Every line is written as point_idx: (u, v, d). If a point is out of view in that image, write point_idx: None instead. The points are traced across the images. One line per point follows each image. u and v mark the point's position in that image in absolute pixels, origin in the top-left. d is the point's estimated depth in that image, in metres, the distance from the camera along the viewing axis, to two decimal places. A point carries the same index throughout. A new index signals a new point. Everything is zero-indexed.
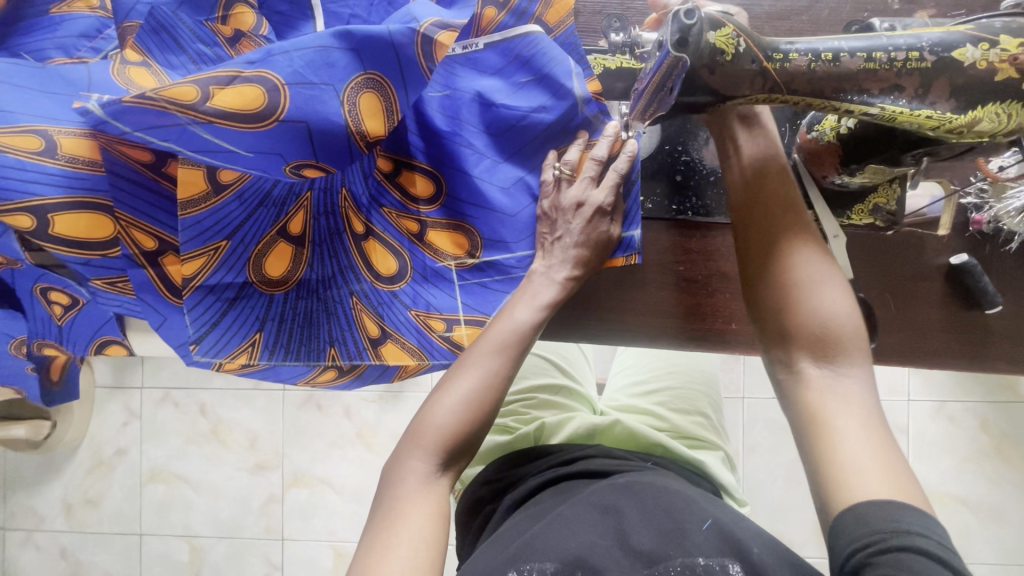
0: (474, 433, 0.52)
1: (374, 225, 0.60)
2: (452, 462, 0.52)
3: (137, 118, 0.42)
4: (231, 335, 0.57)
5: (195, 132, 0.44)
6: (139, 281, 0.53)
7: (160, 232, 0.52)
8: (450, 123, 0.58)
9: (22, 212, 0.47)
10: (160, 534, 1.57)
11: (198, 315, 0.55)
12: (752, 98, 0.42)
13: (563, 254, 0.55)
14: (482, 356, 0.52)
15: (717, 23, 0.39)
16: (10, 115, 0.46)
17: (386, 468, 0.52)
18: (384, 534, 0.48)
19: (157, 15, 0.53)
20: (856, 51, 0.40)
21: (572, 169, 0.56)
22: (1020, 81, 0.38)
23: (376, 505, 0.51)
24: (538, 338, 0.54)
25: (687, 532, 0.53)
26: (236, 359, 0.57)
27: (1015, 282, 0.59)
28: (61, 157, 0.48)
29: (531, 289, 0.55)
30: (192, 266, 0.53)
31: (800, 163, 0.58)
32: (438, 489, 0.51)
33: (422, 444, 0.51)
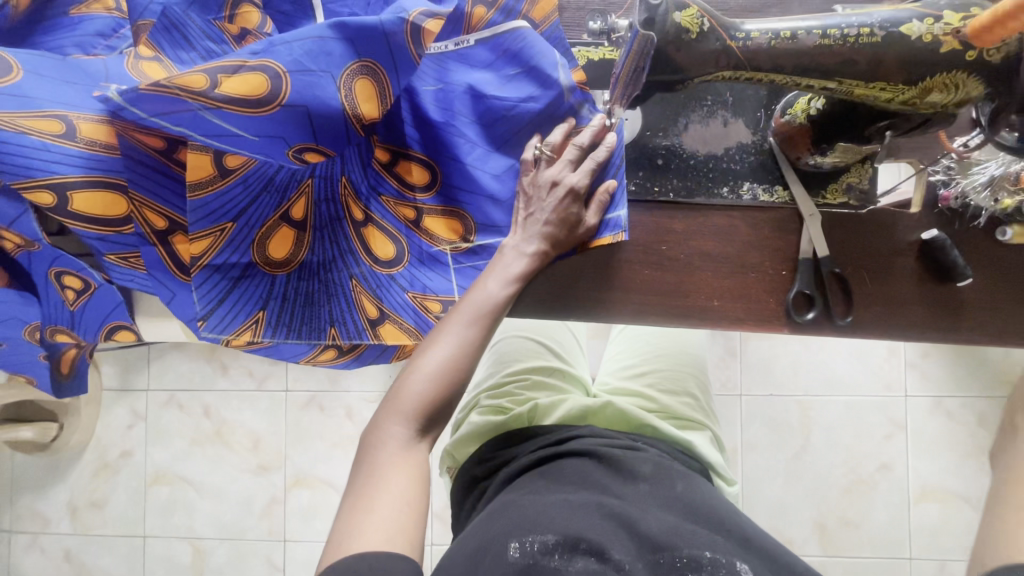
0: (449, 399, 0.55)
1: (373, 212, 0.63)
2: (429, 428, 0.55)
3: (153, 104, 0.45)
4: (235, 313, 0.59)
5: (205, 117, 0.47)
6: (150, 258, 0.56)
7: (170, 213, 0.55)
8: (443, 114, 0.61)
9: (43, 189, 0.50)
10: (163, 536, 1.58)
11: (205, 292, 0.58)
12: (719, 74, 0.46)
13: (534, 230, 0.59)
14: (456, 326, 0.56)
15: (682, 5, 0.43)
16: (35, 102, 0.50)
17: (364, 435, 0.55)
18: (367, 496, 0.51)
19: (169, 15, 0.57)
20: (813, 29, 0.43)
21: (552, 150, 0.60)
22: (963, 52, 0.41)
23: (356, 470, 0.54)
24: (509, 309, 0.58)
25: (697, 530, 0.55)
26: (241, 336, 0.60)
27: (985, 258, 0.61)
28: (82, 140, 0.51)
29: (503, 263, 0.59)
30: (200, 245, 0.56)
31: (776, 145, 0.62)
32: (417, 454, 0.54)
33: (400, 412, 0.54)
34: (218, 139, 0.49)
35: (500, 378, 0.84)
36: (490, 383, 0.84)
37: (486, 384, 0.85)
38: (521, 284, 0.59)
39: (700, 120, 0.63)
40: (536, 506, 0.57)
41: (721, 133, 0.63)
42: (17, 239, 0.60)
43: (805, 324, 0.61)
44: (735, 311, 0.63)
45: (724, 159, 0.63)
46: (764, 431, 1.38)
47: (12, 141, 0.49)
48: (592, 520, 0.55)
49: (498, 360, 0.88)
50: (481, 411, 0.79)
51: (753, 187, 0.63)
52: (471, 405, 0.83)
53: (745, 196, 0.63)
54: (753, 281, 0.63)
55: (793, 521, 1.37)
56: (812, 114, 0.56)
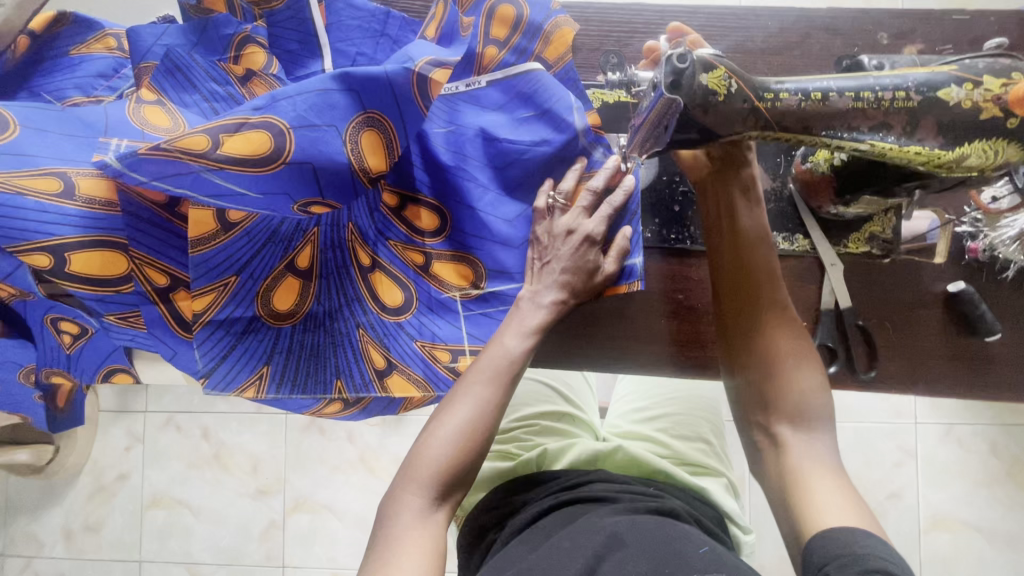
0: (469, 464, 0.54)
1: (381, 257, 0.61)
2: (447, 494, 0.54)
3: (154, 168, 0.44)
4: (239, 368, 0.57)
5: (207, 178, 0.45)
6: (151, 317, 0.54)
7: (172, 269, 0.53)
8: (454, 157, 0.59)
9: (40, 251, 0.48)
10: (160, 560, 1.55)
11: (207, 349, 0.55)
12: (745, 133, 0.44)
13: (550, 278, 0.57)
14: (472, 385, 0.54)
15: (709, 65, 0.41)
16: (30, 159, 0.48)
17: (382, 503, 0.54)
18: (381, 571, 0.50)
19: (172, 56, 0.55)
20: (844, 91, 0.41)
21: (565, 198, 0.58)
22: (1004, 120, 0.39)
23: (374, 542, 0.52)
24: (529, 363, 0.56)
25: (686, 554, 0.53)
26: (244, 393, 0.58)
27: (1013, 310, 0.59)
28: (79, 198, 0.49)
29: (519, 315, 0.56)
30: (203, 301, 0.54)
31: (795, 193, 0.60)
32: (434, 524, 0.53)
33: (417, 479, 0.53)
34: (220, 198, 0.47)
35: (508, 422, 0.82)
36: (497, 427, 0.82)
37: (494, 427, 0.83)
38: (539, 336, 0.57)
39: None
40: (547, 560, 0.54)
41: None
42: (10, 289, 0.56)
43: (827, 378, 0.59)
44: None
45: None
46: None
47: (6, 202, 0.46)
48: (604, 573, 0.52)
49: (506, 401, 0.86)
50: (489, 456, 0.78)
51: (772, 235, 0.61)
52: None
53: None
54: None
55: None
56: (835, 164, 0.54)
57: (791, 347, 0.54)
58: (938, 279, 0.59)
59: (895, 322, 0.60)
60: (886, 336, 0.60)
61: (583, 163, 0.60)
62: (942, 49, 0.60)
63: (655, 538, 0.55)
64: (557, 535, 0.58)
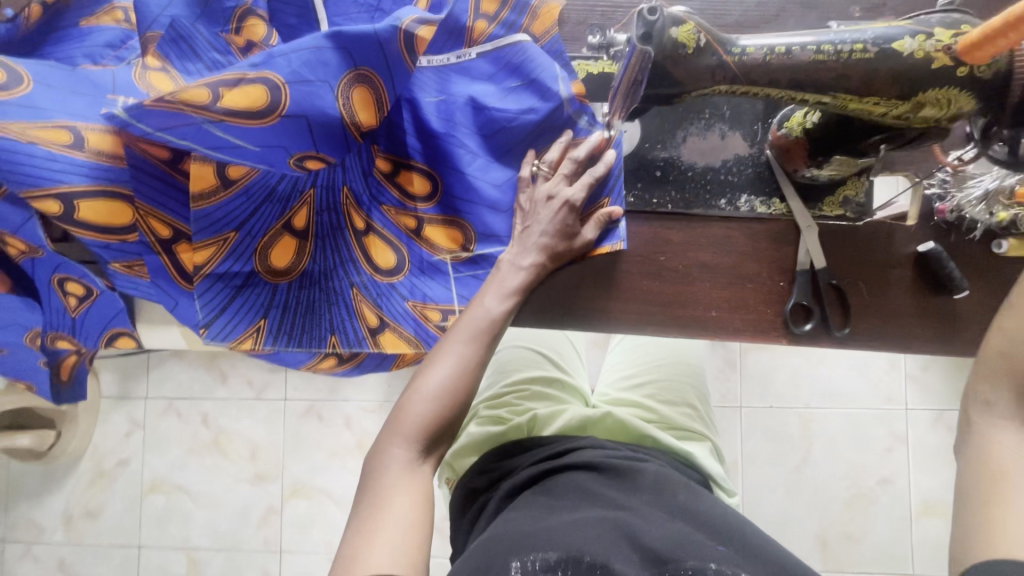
0: (452, 419, 0.56)
1: (374, 221, 0.64)
2: (431, 449, 0.56)
3: (160, 120, 0.47)
4: (237, 320, 0.60)
5: (209, 130, 0.48)
6: (155, 266, 0.57)
7: (175, 223, 0.57)
8: (445, 125, 0.62)
9: (50, 198, 0.51)
10: (158, 546, 1.56)
11: (208, 300, 0.59)
12: (715, 88, 0.47)
13: (530, 242, 0.60)
14: (455, 344, 0.56)
15: (679, 20, 0.44)
16: (44, 112, 0.51)
17: (368, 459, 0.56)
18: (370, 522, 0.51)
19: (176, 26, 0.58)
20: (807, 44, 0.44)
21: (550, 166, 0.61)
22: (956, 68, 0.42)
23: (362, 497, 0.54)
24: (509, 323, 0.59)
25: (701, 540, 0.54)
26: (242, 344, 0.61)
27: (981, 270, 0.61)
28: (89, 150, 0.53)
29: (500, 276, 0.59)
30: (203, 253, 0.57)
31: (773, 159, 0.62)
32: (420, 476, 0.55)
33: (402, 433, 0.55)
34: (220, 151, 0.50)
35: (499, 389, 0.84)
36: (489, 393, 0.84)
37: (485, 393, 0.85)
38: (520, 298, 0.60)
39: (698, 133, 0.64)
40: (539, 522, 0.56)
41: (719, 145, 0.64)
42: (21, 245, 0.61)
43: (802, 335, 0.62)
44: (732, 322, 0.63)
45: (722, 171, 0.64)
46: (764, 444, 1.37)
47: (20, 150, 0.50)
48: (594, 535, 0.54)
49: (498, 368, 0.88)
50: (480, 421, 0.79)
51: (750, 199, 0.64)
52: (471, 414, 0.83)
53: (742, 209, 0.64)
54: (750, 292, 0.63)
55: (794, 535, 1.35)
56: (808, 128, 0.57)
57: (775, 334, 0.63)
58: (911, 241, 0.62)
59: (870, 282, 0.62)
60: (863, 296, 0.62)
61: (569, 135, 0.62)
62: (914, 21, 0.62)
63: (670, 527, 0.56)
64: (549, 502, 0.60)
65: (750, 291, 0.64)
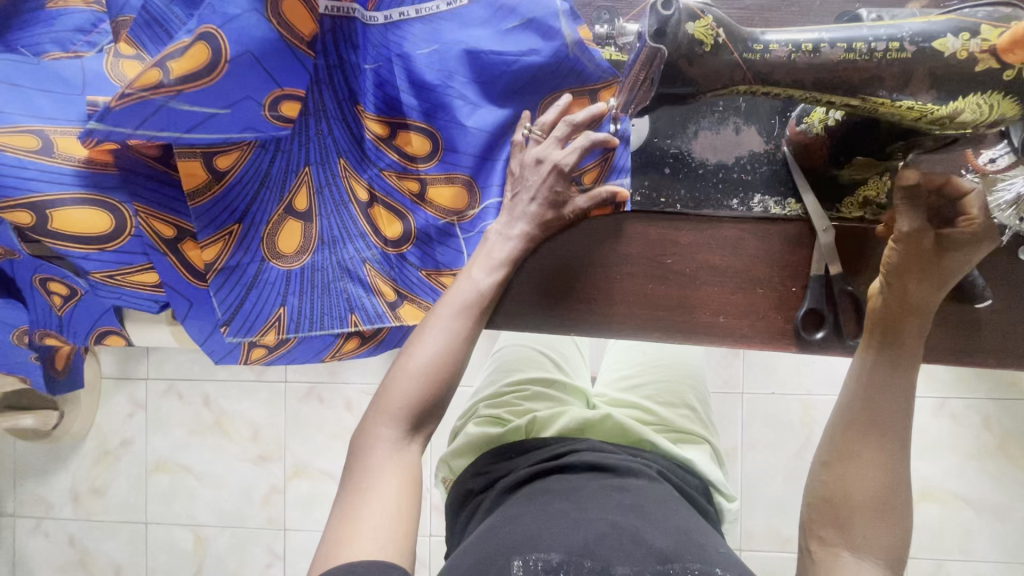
0: (440, 397, 0.54)
1: (377, 190, 0.62)
2: (419, 428, 0.54)
3: (128, 119, 0.48)
4: (258, 312, 0.59)
5: (174, 107, 0.49)
6: (160, 266, 0.56)
7: (178, 222, 0.56)
8: (439, 76, 0.58)
9: (23, 208, 0.51)
10: (165, 523, 1.59)
11: (224, 297, 0.57)
12: (733, 88, 0.43)
13: (519, 211, 0.58)
14: (443, 318, 0.55)
15: (695, 14, 0.40)
16: (8, 116, 0.51)
17: (354, 440, 0.54)
18: (357, 504, 0.50)
19: (150, 9, 0.53)
20: (836, 42, 0.40)
21: (542, 129, 0.58)
22: (1001, 71, 0.38)
23: (348, 479, 0.53)
24: (498, 295, 0.58)
25: (703, 545, 0.53)
26: (266, 335, 0.59)
27: (1007, 277, 0.58)
28: (58, 156, 0.52)
29: (488, 249, 0.58)
30: (211, 251, 0.56)
31: (789, 156, 0.59)
32: (407, 454, 0.53)
33: (388, 412, 0.53)
34: (198, 129, 0.51)
35: (500, 388, 0.83)
36: (488, 392, 0.83)
37: (485, 392, 0.84)
38: (509, 270, 0.58)
39: (710, 127, 0.60)
40: (537, 523, 0.55)
41: (733, 141, 0.60)
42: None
43: (813, 343, 0.60)
44: (740, 328, 0.61)
45: (736, 168, 0.60)
46: (764, 430, 1.37)
47: None
48: (599, 532, 0.52)
49: (500, 368, 0.87)
50: (478, 421, 0.78)
51: (764, 199, 0.60)
52: (469, 414, 0.82)
53: (755, 209, 0.60)
54: (760, 297, 0.61)
55: (792, 520, 1.36)
56: (829, 125, 0.54)
57: (787, 342, 0.60)
58: (959, 226, 0.50)
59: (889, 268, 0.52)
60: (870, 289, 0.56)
61: (568, 97, 0.58)
62: None
63: (673, 525, 0.55)
64: (547, 500, 0.58)
65: (761, 295, 0.61)
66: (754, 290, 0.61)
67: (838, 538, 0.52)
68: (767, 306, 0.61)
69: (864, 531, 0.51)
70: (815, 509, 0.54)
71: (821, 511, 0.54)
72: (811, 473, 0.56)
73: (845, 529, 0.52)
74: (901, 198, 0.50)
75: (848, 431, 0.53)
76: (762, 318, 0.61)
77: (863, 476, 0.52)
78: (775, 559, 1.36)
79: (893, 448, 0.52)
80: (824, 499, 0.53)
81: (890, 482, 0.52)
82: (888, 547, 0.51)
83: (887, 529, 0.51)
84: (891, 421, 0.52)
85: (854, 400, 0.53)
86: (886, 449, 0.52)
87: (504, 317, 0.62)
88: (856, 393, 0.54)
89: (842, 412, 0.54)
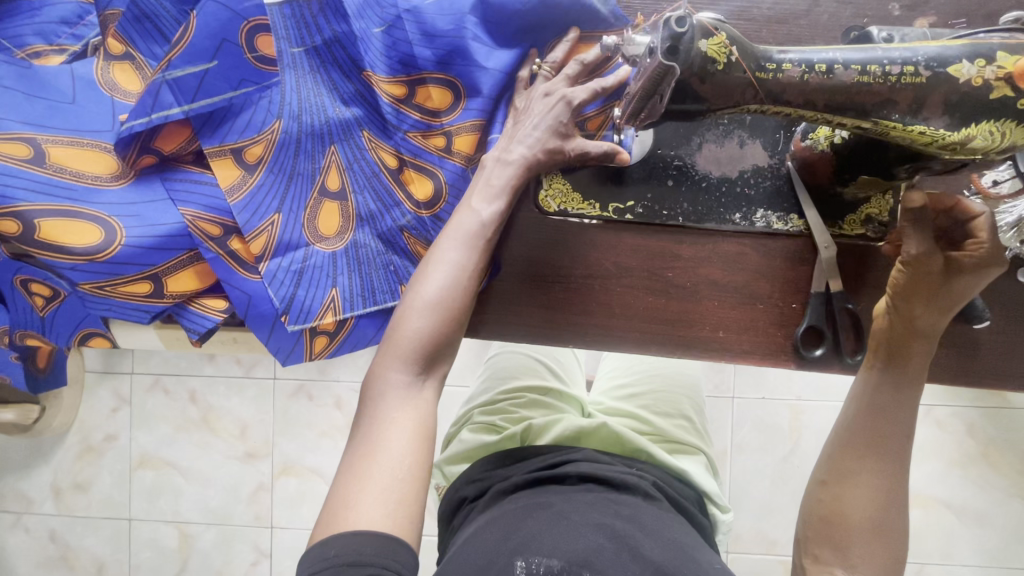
0: (451, 334, 0.52)
1: (404, 153, 0.59)
2: (430, 367, 0.52)
3: (141, 108, 0.52)
4: (314, 292, 0.57)
5: (172, 78, 0.52)
6: (214, 267, 0.55)
7: (222, 220, 0.56)
8: (451, 22, 0.57)
9: (10, 217, 0.51)
10: (149, 519, 1.57)
11: (278, 288, 0.56)
12: (744, 107, 0.42)
13: (522, 134, 0.54)
14: (448, 250, 0.53)
15: (708, 31, 0.39)
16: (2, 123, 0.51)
17: (364, 384, 0.51)
18: (368, 458, 0.47)
19: (139, 3, 0.53)
20: (851, 63, 0.40)
21: (553, 65, 0.57)
22: (1016, 100, 0.39)
23: (356, 431, 0.50)
24: (500, 226, 0.55)
25: (699, 561, 0.53)
26: (324, 318, 0.57)
27: (1005, 297, 0.58)
28: (49, 165, 0.52)
29: (485, 176, 0.55)
30: (257, 245, 0.56)
31: (794, 172, 0.58)
32: (422, 394, 0.51)
33: (397, 352, 0.51)
34: (200, 98, 0.53)
35: (494, 395, 0.82)
36: (483, 399, 0.82)
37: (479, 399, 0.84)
38: (510, 197, 0.55)
39: (715, 140, 0.58)
40: (538, 527, 0.54)
41: (737, 154, 0.58)
42: None
43: (812, 361, 0.59)
44: (739, 343, 0.61)
45: (739, 183, 0.59)
46: (753, 434, 1.37)
47: None
48: (594, 545, 0.52)
49: (493, 375, 0.87)
50: (472, 429, 0.78)
51: (766, 214, 0.59)
52: (466, 420, 0.82)
53: (757, 224, 0.59)
54: (760, 313, 0.60)
55: (779, 524, 1.37)
56: (835, 142, 0.54)
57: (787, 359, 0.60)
58: (966, 250, 0.50)
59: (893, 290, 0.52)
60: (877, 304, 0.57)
61: (576, 32, 0.57)
62: (955, 24, 0.57)
63: (671, 542, 0.54)
64: (547, 502, 0.59)
65: (761, 312, 0.60)
66: (755, 307, 0.60)
67: (837, 557, 0.52)
68: (768, 323, 0.60)
69: (861, 550, 0.51)
70: (811, 516, 0.54)
71: (816, 518, 0.54)
72: (809, 491, 0.56)
73: (841, 546, 0.52)
74: (907, 220, 0.51)
75: (845, 452, 0.54)
76: (763, 334, 0.60)
77: (863, 497, 0.52)
78: (761, 562, 1.37)
79: (890, 468, 0.52)
80: (821, 517, 0.53)
81: (889, 504, 0.52)
82: (884, 567, 0.51)
83: (884, 551, 0.51)
84: (894, 441, 0.53)
85: (856, 420, 0.54)
86: (884, 471, 0.52)
87: (506, 320, 0.61)
88: (857, 413, 0.54)
89: (843, 432, 0.54)
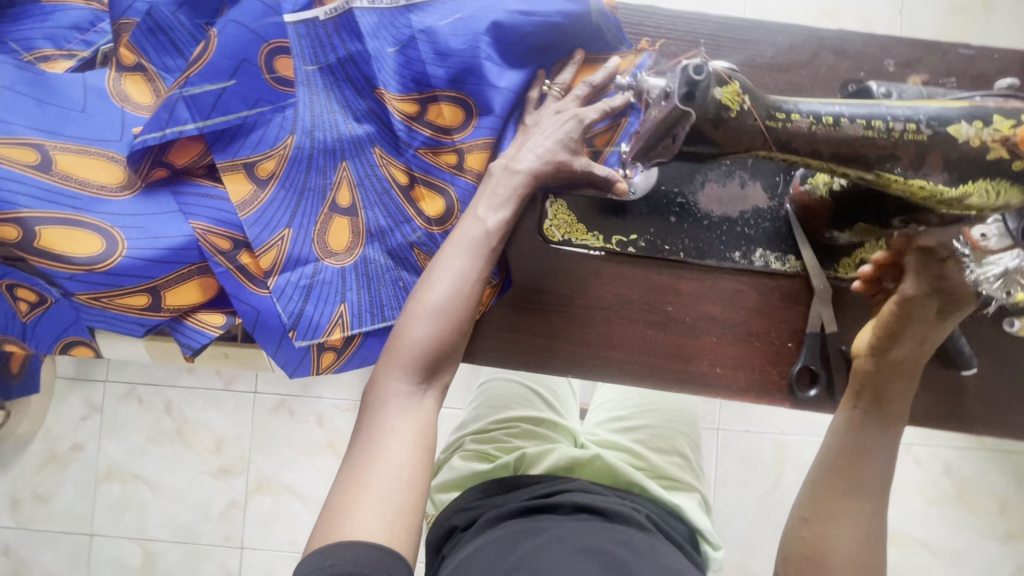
0: (453, 344, 0.51)
1: (415, 170, 0.59)
2: (431, 376, 0.51)
3: (155, 123, 0.52)
4: (323, 308, 0.56)
5: (189, 95, 0.52)
6: (223, 280, 0.54)
7: (233, 234, 0.55)
8: (465, 41, 0.57)
9: (10, 223, 0.50)
10: (112, 535, 1.50)
11: (287, 303, 0.55)
12: (753, 153, 0.44)
13: (531, 148, 0.55)
14: (451, 258, 0.52)
15: (723, 79, 0.40)
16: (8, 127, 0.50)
17: (364, 391, 0.51)
18: (362, 470, 0.46)
19: (155, 15, 0.54)
20: (856, 117, 0.42)
21: (563, 87, 0.58)
22: (1010, 161, 0.41)
23: (354, 438, 0.49)
24: (504, 236, 0.54)
25: None
26: (332, 335, 0.56)
27: (990, 345, 0.60)
28: (55, 173, 0.51)
29: (492, 185, 0.54)
30: (266, 259, 0.55)
31: (792, 214, 0.59)
32: (422, 403, 0.50)
33: (398, 360, 0.50)
34: (215, 115, 0.54)
35: (488, 423, 0.81)
36: (476, 426, 0.82)
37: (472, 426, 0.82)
38: (517, 207, 0.55)
39: (717, 179, 0.60)
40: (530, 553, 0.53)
41: (739, 194, 0.60)
42: None
43: (805, 400, 0.60)
44: (735, 380, 0.61)
45: (739, 222, 0.60)
46: (737, 467, 1.38)
47: None
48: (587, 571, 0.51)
49: (487, 403, 0.86)
50: (465, 456, 0.77)
51: (765, 254, 0.61)
52: (457, 446, 0.81)
53: (756, 263, 0.61)
54: (757, 351, 0.61)
55: (761, 559, 1.36)
56: (834, 189, 0.55)
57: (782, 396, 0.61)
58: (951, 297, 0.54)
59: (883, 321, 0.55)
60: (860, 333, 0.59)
61: (582, 55, 0.59)
62: (946, 82, 0.60)
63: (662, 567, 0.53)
64: (541, 528, 0.58)
65: (758, 350, 0.61)
66: (754, 345, 0.61)
67: None
68: (765, 361, 0.61)
69: None
70: (790, 549, 0.54)
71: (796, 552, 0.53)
72: (789, 527, 0.55)
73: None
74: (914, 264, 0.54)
75: (825, 488, 0.54)
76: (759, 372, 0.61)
77: (845, 534, 0.51)
78: None
79: (873, 504, 0.52)
80: (804, 554, 0.52)
81: (872, 543, 0.51)
82: None
83: None
84: (876, 478, 0.53)
85: (841, 453, 0.54)
86: (870, 510, 0.52)
87: (506, 346, 0.61)
88: (841, 447, 0.55)
89: (824, 466, 0.55)
